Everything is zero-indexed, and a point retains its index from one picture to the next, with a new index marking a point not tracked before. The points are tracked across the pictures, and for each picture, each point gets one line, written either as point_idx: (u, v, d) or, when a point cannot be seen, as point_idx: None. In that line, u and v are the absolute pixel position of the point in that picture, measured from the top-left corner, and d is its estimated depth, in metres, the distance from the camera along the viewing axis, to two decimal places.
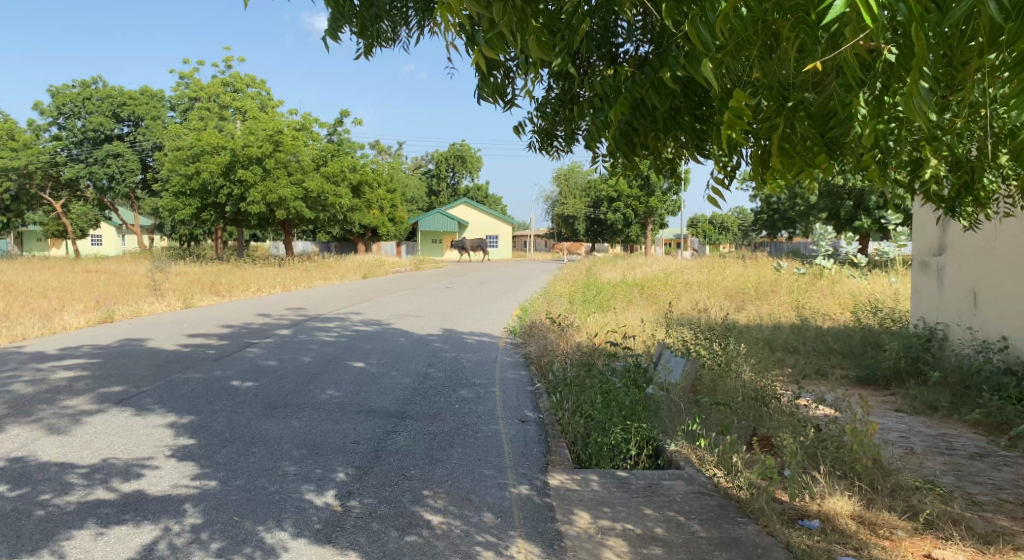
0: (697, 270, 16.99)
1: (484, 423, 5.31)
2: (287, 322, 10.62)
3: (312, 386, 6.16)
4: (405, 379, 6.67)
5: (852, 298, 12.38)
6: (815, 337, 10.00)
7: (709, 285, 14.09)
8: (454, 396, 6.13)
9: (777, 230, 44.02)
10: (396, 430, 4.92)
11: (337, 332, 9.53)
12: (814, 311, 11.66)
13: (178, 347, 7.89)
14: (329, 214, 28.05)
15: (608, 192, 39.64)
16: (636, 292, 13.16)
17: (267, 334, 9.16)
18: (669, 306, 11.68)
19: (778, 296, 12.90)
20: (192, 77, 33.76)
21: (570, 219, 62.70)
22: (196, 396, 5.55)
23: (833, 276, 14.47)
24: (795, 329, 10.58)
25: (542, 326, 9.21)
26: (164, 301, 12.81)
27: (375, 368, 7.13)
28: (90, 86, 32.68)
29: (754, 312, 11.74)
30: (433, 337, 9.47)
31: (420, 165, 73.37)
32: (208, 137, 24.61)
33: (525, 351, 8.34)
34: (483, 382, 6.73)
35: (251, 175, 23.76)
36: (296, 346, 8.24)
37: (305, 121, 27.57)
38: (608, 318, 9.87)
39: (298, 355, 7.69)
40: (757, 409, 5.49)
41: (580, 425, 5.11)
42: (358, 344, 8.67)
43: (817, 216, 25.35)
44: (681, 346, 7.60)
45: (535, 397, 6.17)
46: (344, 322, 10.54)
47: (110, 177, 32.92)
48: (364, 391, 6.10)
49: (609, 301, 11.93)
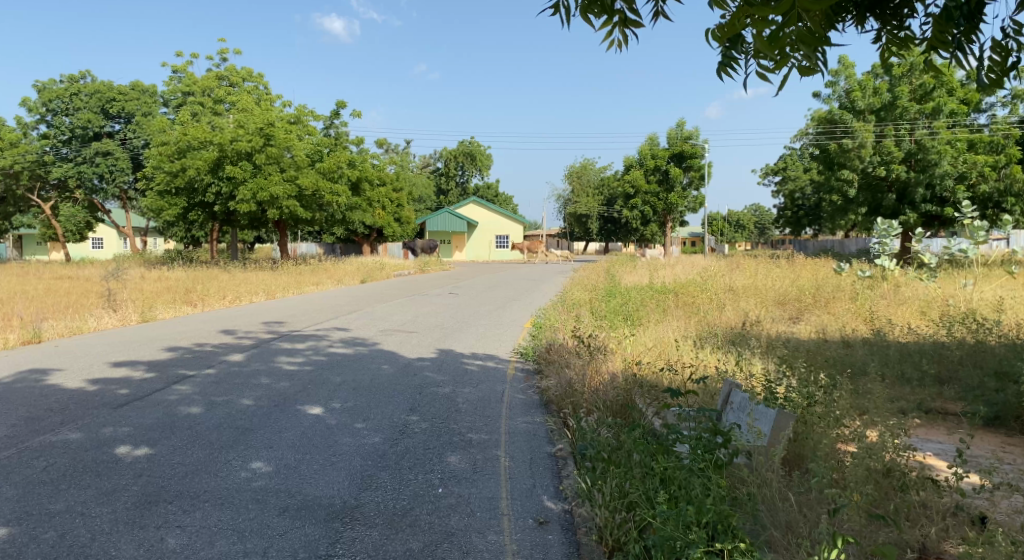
0: (733, 272, 14.88)
1: (480, 530, 3.35)
2: (248, 342, 8.71)
3: (233, 456, 4.24)
4: (377, 438, 4.73)
5: (928, 306, 10.33)
6: (900, 353, 7.97)
7: (755, 290, 11.98)
8: (438, 468, 4.19)
9: (802, 227, 41.82)
10: (332, 554, 3.01)
11: (303, 358, 7.59)
12: (890, 321, 9.51)
13: (85, 384, 6.01)
14: (325, 213, 26.39)
15: (624, 188, 37.39)
16: (669, 300, 11.21)
17: (214, 362, 7.26)
18: (714, 318, 9.69)
19: (839, 302, 10.85)
20: (184, 71, 32.02)
21: (583, 218, 59.96)
22: (39, 482, 3.64)
23: (898, 278, 12.32)
24: (873, 344, 8.50)
25: (563, 349, 7.21)
26: (115, 315, 11.02)
27: (336, 418, 5.20)
28: (78, 81, 31.09)
29: (817, 323, 9.64)
30: (424, 363, 7.46)
31: (429, 164, 71.56)
32: (194, 131, 22.97)
33: (543, 386, 6.31)
34: (481, 441, 4.75)
35: (241, 172, 22.01)
36: (242, 382, 6.32)
37: (300, 114, 25.75)
38: (645, 338, 7.90)
39: (237, 397, 5.74)
40: (904, 502, 3.57)
41: (632, 537, 3.15)
42: (326, 376, 6.70)
43: (856, 211, 23.04)
44: (758, 383, 5.71)
45: (558, 470, 4.26)
46: (318, 343, 8.61)
47: (100, 177, 31.44)
48: (307, 464, 4.17)
49: (640, 313, 9.95)
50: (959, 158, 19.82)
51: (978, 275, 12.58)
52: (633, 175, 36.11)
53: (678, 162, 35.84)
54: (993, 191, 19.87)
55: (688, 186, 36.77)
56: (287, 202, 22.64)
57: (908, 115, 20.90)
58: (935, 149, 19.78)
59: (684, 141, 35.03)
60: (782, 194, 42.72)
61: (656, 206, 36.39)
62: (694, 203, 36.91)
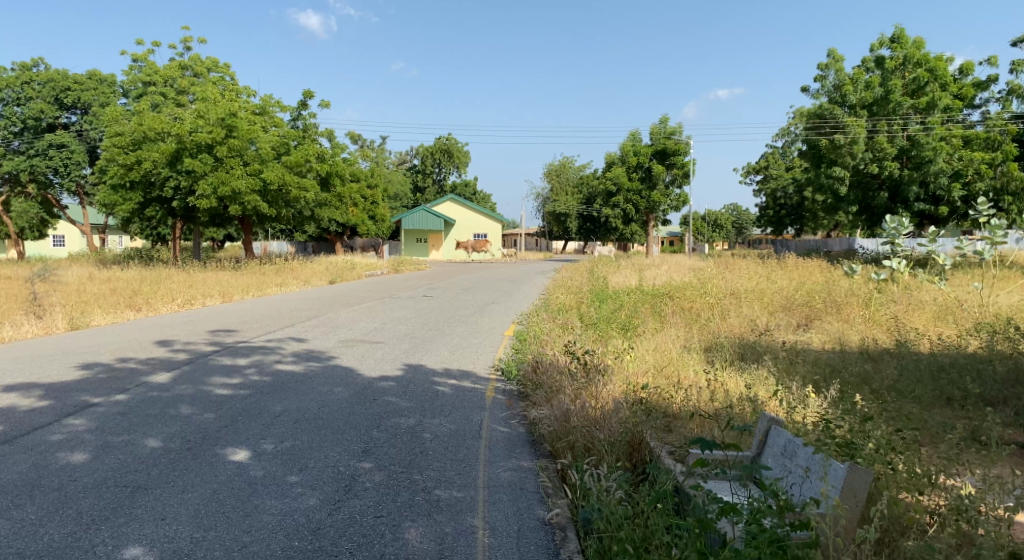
0: (729, 274, 13.90)
1: None
2: (183, 356, 7.38)
3: (99, 540, 2.99)
4: (314, 501, 3.56)
5: (945, 313, 9.45)
6: (933, 365, 7.02)
7: (759, 293, 11.05)
8: (391, 552, 3.02)
9: (784, 227, 41.47)
10: None
11: (243, 378, 6.31)
12: (911, 329, 8.57)
13: None
14: (293, 209, 24.95)
15: (606, 186, 36.43)
16: (666, 305, 10.19)
17: (132, 383, 5.93)
18: (718, 327, 8.66)
19: (849, 305, 9.91)
20: (145, 59, 30.20)
21: (562, 217, 58.91)
22: None
23: (908, 281, 11.45)
24: (899, 357, 7.52)
25: (554, 368, 6.08)
26: (38, 323, 9.60)
27: (264, 468, 3.98)
28: (30, 68, 29.07)
29: (831, 332, 8.68)
30: (387, 385, 6.24)
31: (406, 160, 69.93)
32: (151, 121, 21.43)
33: (530, 417, 5.16)
34: (452, 506, 3.58)
35: (200, 165, 20.52)
36: (155, 412, 4.99)
37: (265, 104, 24.28)
38: (646, 353, 6.84)
39: (142, 435, 4.43)
40: None
41: None
42: (264, 404, 5.42)
43: (847, 209, 22.35)
44: (799, 418, 4.67)
45: (555, 550, 3.12)
46: (267, 358, 7.32)
47: (53, 172, 29.55)
48: (206, 550, 2.95)
49: (635, 320, 8.88)
50: (954, 155, 19.24)
51: (989, 278, 11.79)
52: (615, 172, 35.23)
53: (661, 158, 34.97)
54: (989, 189, 19.24)
55: (672, 184, 35.81)
56: (250, 198, 21.18)
57: (902, 110, 20.36)
58: (930, 145, 19.13)
59: (667, 137, 34.11)
60: (763, 193, 42.15)
61: (638, 204, 35.32)
62: (677, 202, 35.95)
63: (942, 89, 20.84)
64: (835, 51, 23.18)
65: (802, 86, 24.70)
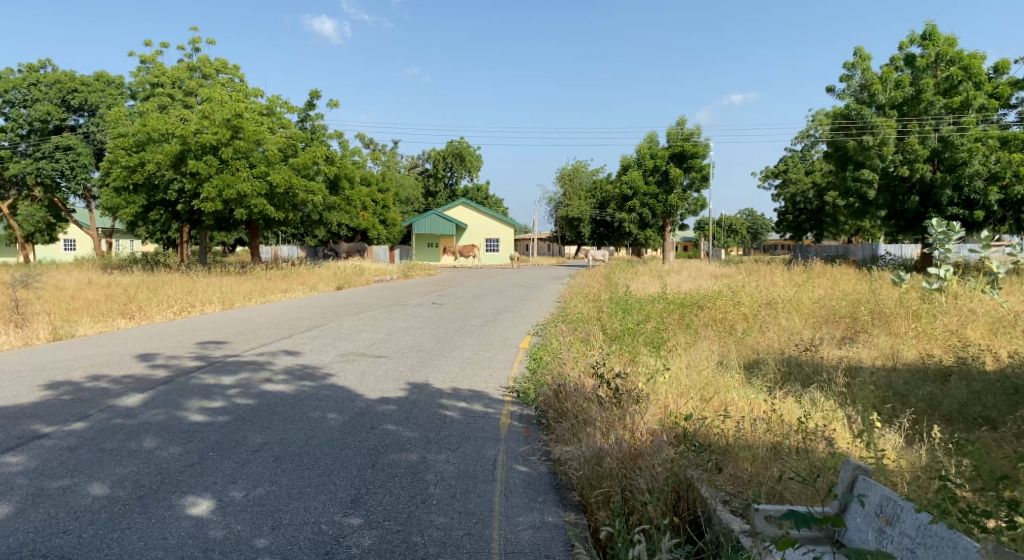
0: (759, 281, 12.99)
1: None
2: (165, 372, 6.65)
3: None
4: None
5: (1006, 325, 8.51)
6: (1009, 389, 6.06)
7: (796, 303, 10.15)
8: None
9: (803, 233, 40.40)
10: None
11: (223, 402, 5.52)
12: (973, 344, 7.64)
13: None
14: (300, 213, 24.33)
15: (621, 190, 35.51)
16: (696, 316, 9.33)
17: (96, 407, 5.18)
18: (756, 342, 7.83)
19: (898, 317, 8.98)
20: (153, 61, 29.68)
21: (575, 222, 58.03)
22: None
23: (957, 291, 10.48)
24: (968, 376, 6.60)
25: (580, 394, 5.26)
26: (18, 333, 8.93)
27: (226, 529, 3.17)
28: (37, 70, 28.70)
29: (882, 347, 7.79)
30: (388, 409, 5.45)
31: (417, 165, 69.38)
32: (155, 122, 20.90)
33: (556, 455, 4.35)
34: None
35: (205, 167, 19.94)
36: (112, 445, 4.24)
37: (271, 105, 23.65)
38: (683, 373, 6.00)
39: (88, 479, 3.67)
40: None
41: None
42: (244, 434, 4.66)
43: (876, 213, 21.32)
44: (885, 463, 3.81)
45: None
46: (256, 376, 6.54)
47: (60, 174, 29.18)
48: None
49: (663, 333, 8.06)
50: (991, 156, 18.18)
51: None
52: (631, 176, 34.27)
53: (679, 162, 34.01)
54: None
55: (690, 187, 34.77)
56: (255, 201, 20.54)
57: (935, 109, 19.38)
58: (965, 147, 18.20)
59: (685, 140, 33.18)
60: (783, 198, 41.03)
61: (655, 208, 34.29)
62: (694, 206, 34.99)
63: (977, 88, 19.80)
64: (861, 50, 22.26)
65: (826, 86, 23.77)
